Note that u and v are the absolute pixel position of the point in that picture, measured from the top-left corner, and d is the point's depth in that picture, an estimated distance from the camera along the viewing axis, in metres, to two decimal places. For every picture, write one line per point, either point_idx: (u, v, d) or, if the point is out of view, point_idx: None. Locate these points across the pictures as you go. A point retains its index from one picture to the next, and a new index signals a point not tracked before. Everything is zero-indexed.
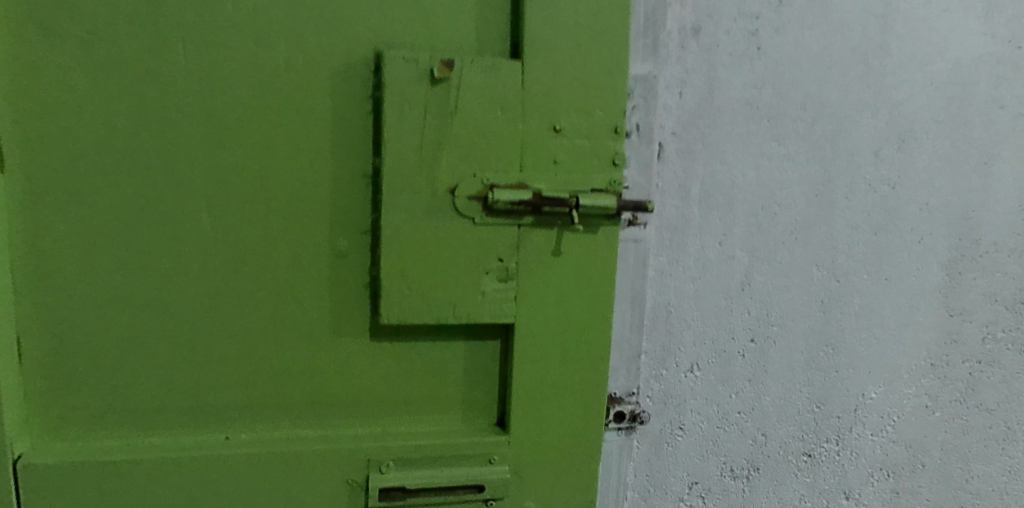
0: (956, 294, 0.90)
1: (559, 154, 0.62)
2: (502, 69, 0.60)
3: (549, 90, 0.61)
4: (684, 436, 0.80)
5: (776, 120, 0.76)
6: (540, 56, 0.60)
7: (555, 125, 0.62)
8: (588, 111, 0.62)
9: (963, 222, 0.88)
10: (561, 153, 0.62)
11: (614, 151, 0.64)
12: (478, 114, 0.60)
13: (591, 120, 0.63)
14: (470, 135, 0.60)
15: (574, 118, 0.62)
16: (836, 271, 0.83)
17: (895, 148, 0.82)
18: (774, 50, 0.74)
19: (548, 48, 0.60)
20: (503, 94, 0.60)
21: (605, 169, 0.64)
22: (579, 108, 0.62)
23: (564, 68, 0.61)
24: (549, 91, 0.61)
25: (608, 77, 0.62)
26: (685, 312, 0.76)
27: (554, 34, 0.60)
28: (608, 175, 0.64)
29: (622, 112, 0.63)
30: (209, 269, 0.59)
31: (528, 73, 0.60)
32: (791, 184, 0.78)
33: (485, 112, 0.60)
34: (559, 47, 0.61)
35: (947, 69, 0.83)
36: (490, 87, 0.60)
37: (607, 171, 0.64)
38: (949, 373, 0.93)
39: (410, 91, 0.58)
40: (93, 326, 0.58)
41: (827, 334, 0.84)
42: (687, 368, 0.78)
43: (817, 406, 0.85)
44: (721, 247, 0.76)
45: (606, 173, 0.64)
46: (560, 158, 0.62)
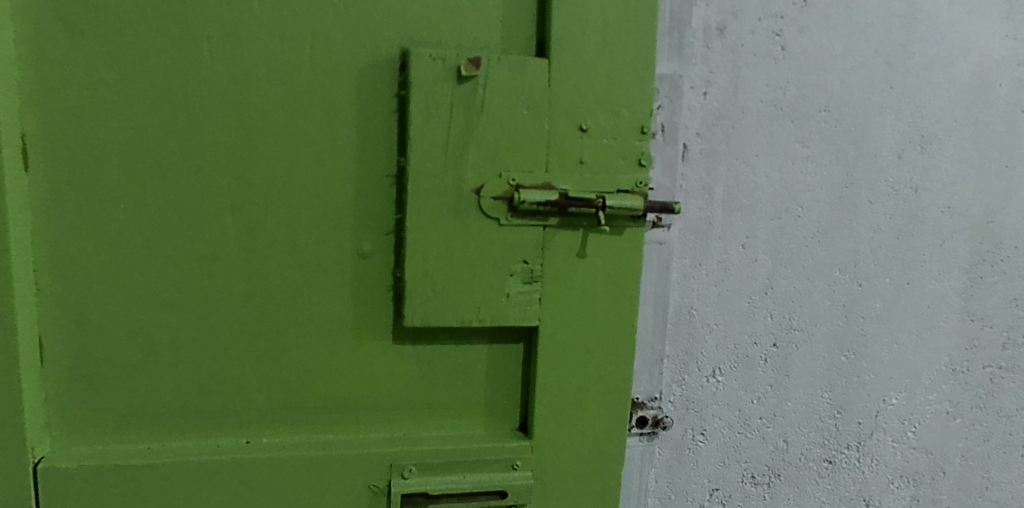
0: (977, 299, 0.89)
1: (585, 154, 0.62)
2: (529, 67, 0.59)
3: (576, 89, 0.60)
4: (706, 442, 0.79)
5: (800, 122, 0.75)
6: (567, 54, 0.60)
7: (582, 125, 0.61)
8: (614, 111, 0.62)
9: (985, 226, 0.87)
10: (588, 153, 0.62)
11: (640, 152, 0.63)
12: (504, 114, 0.59)
13: (617, 120, 0.62)
14: (496, 135, 0.59)
15: (601, 118, 0.61)
16: (859, 275, 0.82)
17: (918, 151, 0.81)
18: (798, 51, 0.73)
19: (575, 47, 0.60)
20: (529, 93, 0.59)
21: (631, 169, 0.63)
22: (605, 107, 0.61)
23: (590, 67, 0.60)
24: (576, 91, 0.60)
25: (635, 76, 0.62)
26: (707, 316, 0.76)
27: (581, 33, 0.60)
28: (635, 176, 0.63)
29: (649, 112, 0.63)
30: (232, 271, 0.59)
31: (555, 71, 0.60)
32: (814, 186, 0.77)
33: (511, 111, 0.59)
34: (585, 46, 0.60)
35: (970, 71, 0.82)
36: (517, 86, 0.59)
37: (633, 172, 0.63)
38: (969, 378, 0.91)
39: (436, 90, 0.58)
40: (115, 328, 0.57)
41: (849, 340, 0.83)
42: (709, 373, 0.77)
43: (838, 412, 0.85)
44: (744, 250, 0.76)
45: (633, 173, 0.63)
46: (587, 158, 0.62)
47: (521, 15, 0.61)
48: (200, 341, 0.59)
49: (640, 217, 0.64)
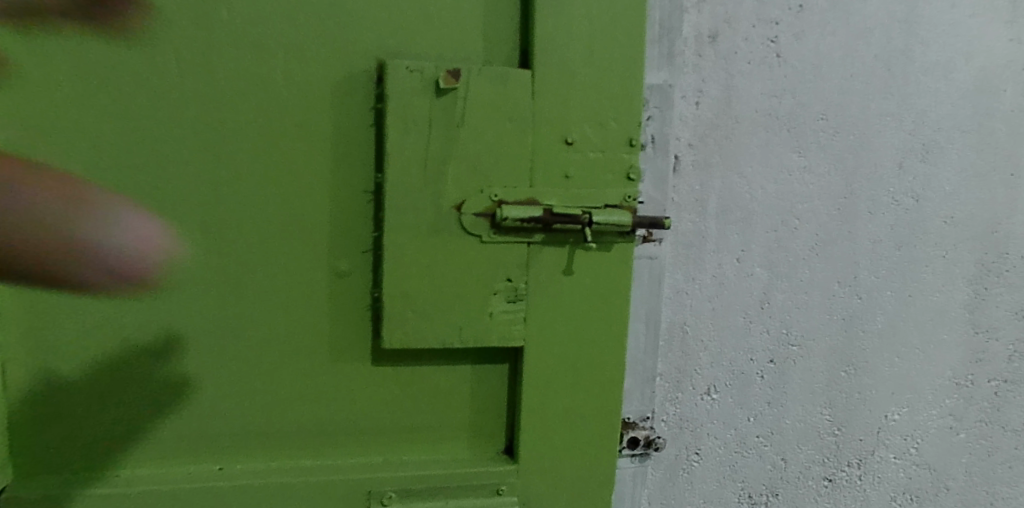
0: (981, 310, 0.87)
1: (571, 168, 0.59)
2: (511, 79, 0.57)
3: (561, 100, 0.58)
4: (701, 462, 0.76)
5: (796, 131, 0.72)
6: (551, 64, 0.57)
7: (567, 138, 0.59)
8: (601, 122, 0.59)
9: (989, 236, 0.84)
10: (573, 167, 0.59)
11: (628, 165, 0.61)
12: (486, 127, 0.57)
13: (604, 132, 0.59)
14: (477, 149, 0.57)
15: (587, 130, 0.59)
16: (858, 288, 0.79)
17: (920, 159, 0.79)
18: (794, 58, 0.71)
19: (559, 57, 0.57)
20: (512, 105, 0.57)
21: (619, 183, 0.61)
22: (592, 120, 0.59)
23: (576, 77, 0.58)
24: (560, 102, 0.58)
25: (623, 86, 0.59)
26: (701, 332, 0.73)
27: (566, 42, 0.57)
28: (623, 190, 0.61)
29: (637, 123, 0.60)
30: (202, 292, 0.56)
31: (538, 82, 0.57)
32: (811, 197, 0.75)
33: (493, 125, 0.57)
34: (570, 55, 0.58)
35: (973, 77, 0.79)
36: (499, 98, 0.57)
37: (621, 186, 0.61)
38: (973, 392, 0.89)
39: (414, 103, 0.55)
40: (79, 352, 0.55)
41: (848, 354, 0.80)
42: (703, 391, 0.75)
43: (838, 429, 0.82)
44: (739, 264, 0.73)
45: (621, 187, 0.61)
46: (572, 172, 0.59)
47: (502, 25, 0.59)
48: (171, 367, 0.57)
49: (629, 232, 0.61)
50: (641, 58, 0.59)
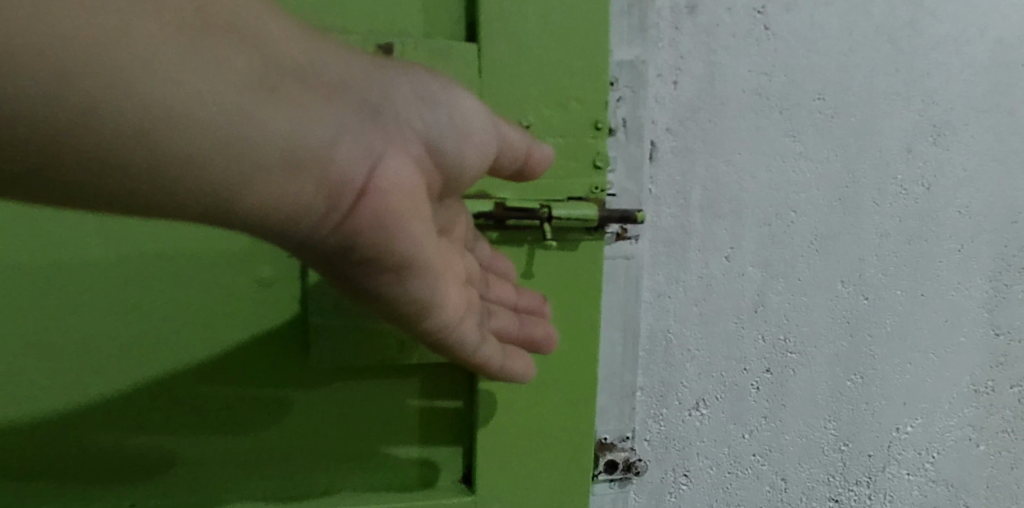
0: (1003, 310, 0.80)
1: None
2: (452, 54, 0.50)
3: (514, 80, 0.51)
4: (690, 484, 0.69)
5: (790, 113, 0.65)
6: (500, 38, 0.50)
7: (521, 123, 0.52)
8: (562, 104, 0.52)
9: (1010, 228, 0.78)
10: None
11: (595, 151, 0.54)
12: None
13: (567, 115, 0.52)
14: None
15: (545, 112, 0.52)
16: (864, 288, 0.71)
17: (930, 142, 0.72)
18: (786, 31, 0.63)
19: (510, 29, 0.50)
20: None
21: (584, 173, 0.54)
22: (551, 101, 0.52)
23: (530, 49, 0.51)
24: (514, 83, 0.51)
25: (586, 62, 0.52)
26: (687, 340, 0.65)
27: (515, 9, 0.50)
28: (590, 180, 0.54)
29: (604, 104, 0.53)
30: (211, 371, 0.55)
31: (485, 56, 0.50)
32: (810, 186, 0.67)
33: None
34: (523, 28, 0.51)
35: (988, 50, 0.72)
36: None
37: (587, 176, 0.54)
38: (994, 400, 0.82)
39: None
40: (98, 429, 0.54)
41: (856, 361, 0.72)
42: (692, 406, 0.67)
43: (845, 445, 0.74)
44: (729, 263, 0.65)
45: (587, 177, 0.54)
46: None
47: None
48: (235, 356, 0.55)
49: (597, 227, 0.54)
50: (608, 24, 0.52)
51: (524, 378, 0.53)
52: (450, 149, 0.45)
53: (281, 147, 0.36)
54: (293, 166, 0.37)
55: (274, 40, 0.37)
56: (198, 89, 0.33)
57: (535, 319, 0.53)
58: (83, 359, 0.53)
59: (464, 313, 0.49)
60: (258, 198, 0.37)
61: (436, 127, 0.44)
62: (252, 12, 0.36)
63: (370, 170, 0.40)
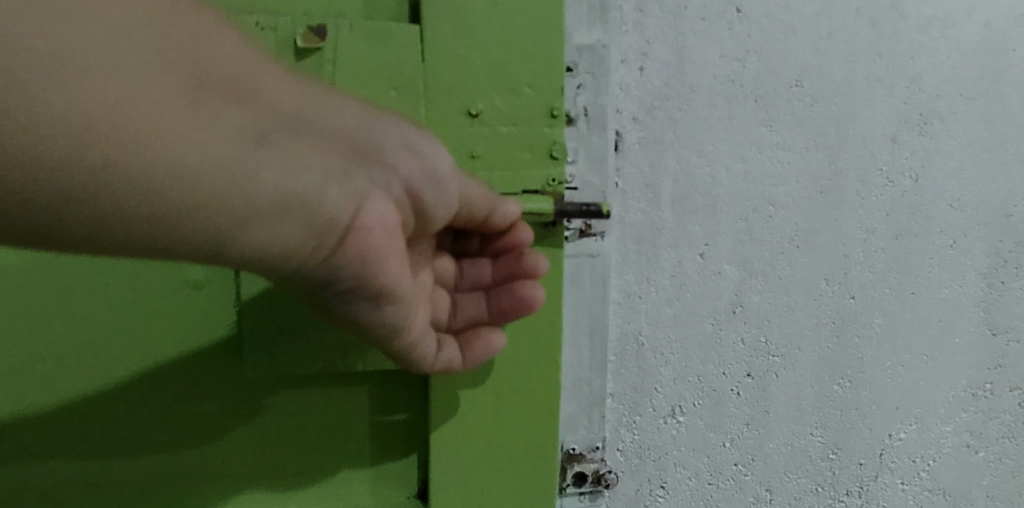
0: (999, 308, 0.76)
1: (477, 146, 0.51)
2: (394, 36, 0.49)
3: (461, 65, 0.50)
4: (668, 497, 0.65)
5: (765, 101, 0.61)
6: (444, 19, 0.50)
7: (470, 110, 0.51)
8: (514, 88, 0.51)
9: (1004, 221, 0.74)
10: (480, 145, 0.51)
11: (552, 140, 0.52)
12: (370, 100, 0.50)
13: (519, 99, 0.51)
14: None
15: (495, 98, 0.51)
16: (849, 286, 0.67)
17: (917, 131, 0.69)
18: (759, 13, 0.60)
19: (454, 10, 0.50)
20: (396, 69, 0.50)
21: (541, 163, 0.52)
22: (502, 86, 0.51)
23: (478, 32, 0.50)
24: (461, 67, 0.50)
25: (537, 43, 0.51)
26: (660, 344, 0.62)
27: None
28: (547, 172, 0.52)
29: (559, 88, 0.52)
30: (167, 389, 0.54)
31: (428, 38, 0.50)
32: (789, 179, 0.63)
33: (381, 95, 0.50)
34: (470, 9, 0.50)
35: (976, 33, 0.69)
36: (379, 59, 0.49)
37: (544, 167, 0.52)
38: (993, 404, 0.78)
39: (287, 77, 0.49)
40: (61, 459, 0.54)
41: (842, 364, 0.68)
42: (668, 413, 0.63)
43: (834, 453, 0.70)
44: (704, 261, 0.62)
45: (545, 168, 0.52)
46: (479, 151, 0.51)
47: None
48: (211, 349, 0.54)
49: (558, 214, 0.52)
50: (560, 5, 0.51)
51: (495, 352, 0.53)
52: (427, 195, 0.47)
53: (270, 196, 0.37)
54: (280, 213, 0.38)
55: (261, 92, 0.38)
56: (188, 146, 0.34)
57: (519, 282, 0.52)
58: (44, 381, 0.52)
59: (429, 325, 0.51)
60: (240, 241, 0.38)
61: (415, 171, 0.46)
62: (239, 63, 0.37)
63: (352, 211, 0.42)
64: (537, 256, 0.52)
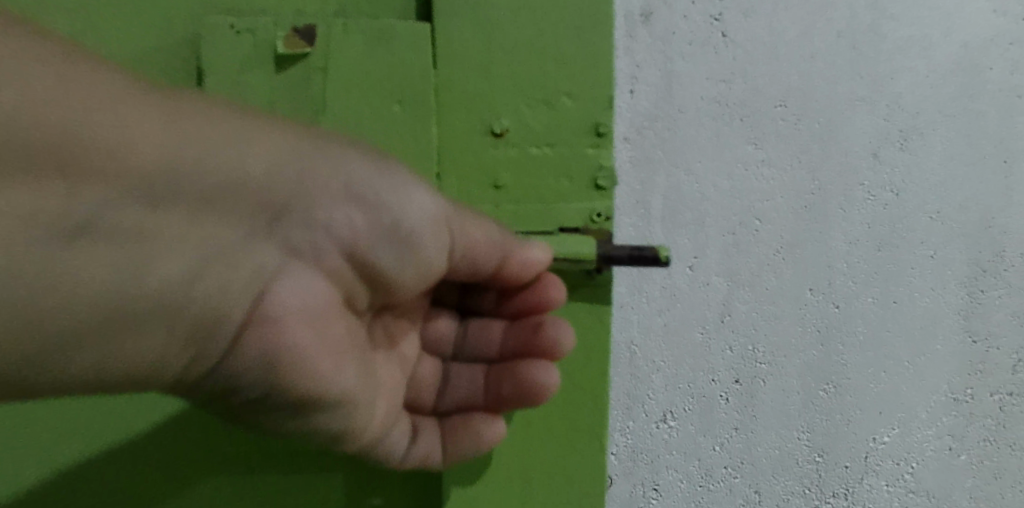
0: (979, 315, 0.79)
1: (502, 175, 0.54)
2: (397, 39, 0.53)
3: (481, 81, 0.53)
4: (660, 499, 0.68)
5: (751, 120, 0.64)
6: (465, 33, 0.53)
7: (494, 129, 0.53)
8: (547, 104, 0.53)
9: (984, 232, 0.77)
10: (504, 174, 0.54)
11: (596, 168, 0.54)
12: (379, 112, 0.53)
13: (552, 115, 0.53)
14: (375, 134, 0.53)
15: (519, 121, 0.53)
16: (834, 296, 0.70)
17: (898, 147, 0.71)
18: (744, 37, 0.63)
19: (476, 25, 0.53)
20: (405, 84, 0.53)
21: (583, 193, 0.54)
22: (532, 111, 0.54)
23: (501, 56, 0.53)
24: (483, 84, 0.53)
25: (568, 57, 0.53)
26: (652, 352, 0.66)
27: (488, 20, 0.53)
28: (592, 205, 0.54)
29: (595, 106, 0.53)
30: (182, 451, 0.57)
31: (440, 46, 0.53)
32: (773, 194, 0.66)
33: (403, 114, 0.53)
34: (496, 25, 0.53)
35: (954, 53, 0.73)
36: (388, 71, 0.53)
37: (587, 197, 0.54)
38: (974, 408, 0.81)
39: (283, 87, 0.53)
40: None
41: (828, 370, 0.71)
42: (660, 418, 0.67)
43: (820, 455, 0.73)
44: (693, 272, 0.65)
45: (587, 200, 0.54)
46: (503, 180, 0.54)
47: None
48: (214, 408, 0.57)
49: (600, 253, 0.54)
50: (600, 28, 0.53)
51: (486, 445, 0.53)
52: (374, 253, 0.50)
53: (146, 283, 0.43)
54: (157, 298, 0.44)
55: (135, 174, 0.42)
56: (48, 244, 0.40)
57: (535, 360, 0.53)
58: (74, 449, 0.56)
59: (395, 415, 0.54)
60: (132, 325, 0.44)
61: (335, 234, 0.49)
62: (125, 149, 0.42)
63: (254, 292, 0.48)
64: (561, 329, 0.53)
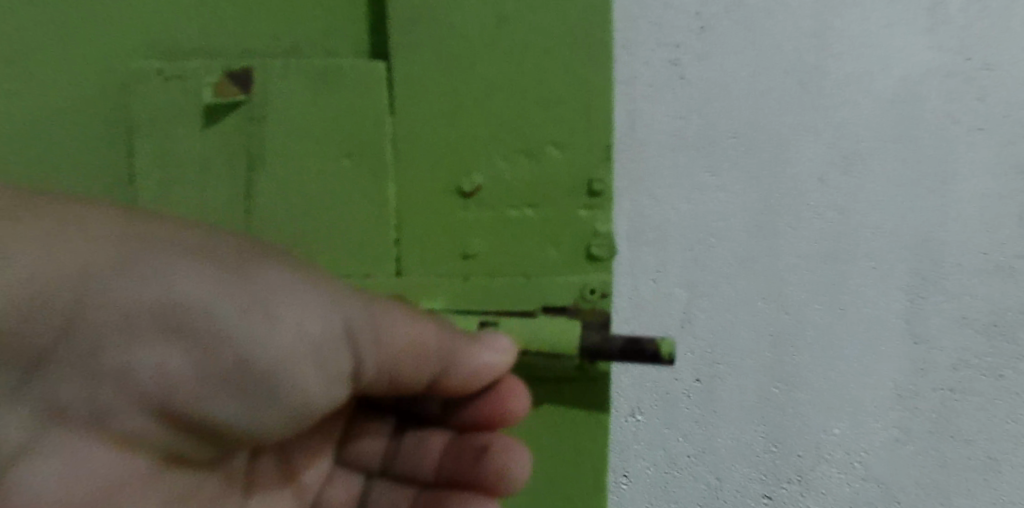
0: (920, 320, 0.88)
1: (473, 243, 0.62)
2: (346, 81, 0.61)
3: (450, 138, 0.62)
4: (630, 484, 0.79)
5: (706, 151, 0.74)
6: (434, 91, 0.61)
7: (463, 189, 0.62)
8: (530, 154, 0.62)
9: (923, 245, 0.87)
10: (477, 241, 0.62)
11: (591, 230, 0.62)
12: (327, 165, 0.62)
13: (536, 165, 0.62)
14: (331, 186, 0.61)
15: (486, 181, 0.62)
16: (785, 304, 0.79)
17: (842, 172, 0.79)
18: (699, 78, 0.73)
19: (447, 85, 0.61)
20: (366, 141, 0.61)
21: (574, 255, 0.62)
22: (516, 162, 0.62)
23: (476, 116, 0.61)
24: (450, 141, 0.62)
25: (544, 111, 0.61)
26: (620, 355, 0.76)
27: (471, 74, 0.61)
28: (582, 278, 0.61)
29: (579, 168, 0.62)
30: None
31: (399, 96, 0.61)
32: (727, 214, 0.75)
33: (360, 168, 0.62)
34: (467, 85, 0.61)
35: (894, 86, 0.84)
36: (352, 129, 0.61)
37: (580, 266, 0.62)
38: (918, 403, 0.90)
39: (209, 145, 0.61)
40: None
41: (780, 370, 0.79)
42: (629, 413, 0.78)
43: (775, 446, 0.80)
44: (656, 284, 0.75)
45: (579, 269, 0.62)
46: (473, 247, 0.62)
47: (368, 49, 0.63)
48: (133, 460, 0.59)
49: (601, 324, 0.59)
50: (594, 69, 0.61)
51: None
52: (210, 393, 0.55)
53: None
54: None
55: None
56: None
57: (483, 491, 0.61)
58: None
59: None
60: None
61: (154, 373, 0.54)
62: None
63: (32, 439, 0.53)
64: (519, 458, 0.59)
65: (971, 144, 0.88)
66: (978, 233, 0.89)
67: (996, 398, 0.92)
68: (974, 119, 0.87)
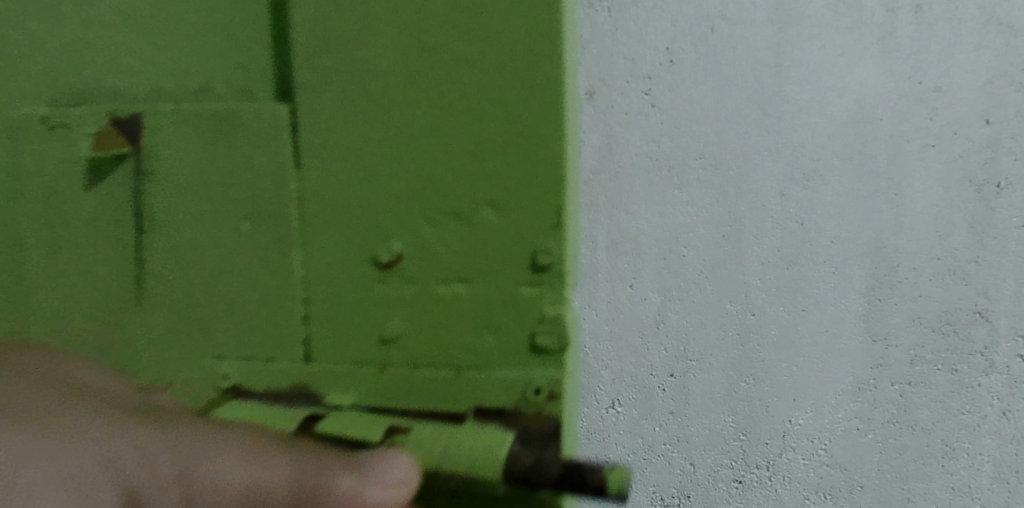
0: (878, 319, 0.97)
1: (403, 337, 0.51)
2: (226, 124, 0.52)
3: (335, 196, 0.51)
4: (610, 469, 0.86)
5: (676, 170, 0.82)
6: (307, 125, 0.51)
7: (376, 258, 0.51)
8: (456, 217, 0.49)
9: (878, 251, 0.96)
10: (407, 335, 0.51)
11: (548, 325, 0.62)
12: (220, 221, 0.53)
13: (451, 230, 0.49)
14: (223, 251, 0.53)
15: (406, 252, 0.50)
16: (750, 306, 0.88)
17: (801, 187, 0.89)
18: (670, 105, 0.81)
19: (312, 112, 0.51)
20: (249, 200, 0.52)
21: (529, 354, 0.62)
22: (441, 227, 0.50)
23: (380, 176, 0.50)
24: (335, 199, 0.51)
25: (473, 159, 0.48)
26: (601, 353, 0.83)
27: (348, 104, 0.50)
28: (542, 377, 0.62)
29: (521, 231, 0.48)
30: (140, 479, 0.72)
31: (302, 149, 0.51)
32: (696, 226, 0.84)
33: (218, 230, 0.53)
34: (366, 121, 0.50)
35: (849, 109, 0.92)
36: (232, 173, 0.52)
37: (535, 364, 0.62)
38: (877, 395, 0.98)
39: (90, 200, 0.55)
40: None
41: (748, 366, 0.89)
42: (608, 405, 0.84)
43: (744, 434, 0.90)
44: (633, 289, 0.83)
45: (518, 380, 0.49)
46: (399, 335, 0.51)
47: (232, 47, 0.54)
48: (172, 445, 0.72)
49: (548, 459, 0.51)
50: (530, 93, 0.47)
51: None
52: None
53: None
54: None
55: None
56: None
57: None
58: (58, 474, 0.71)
59: None
60: None
61: None
62: None
63: None
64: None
65: (921, 159, 0.97)
66: (930, 240, 0.99)
67: (949, 390, 1.03)
68: (923, 136, 0.96)
